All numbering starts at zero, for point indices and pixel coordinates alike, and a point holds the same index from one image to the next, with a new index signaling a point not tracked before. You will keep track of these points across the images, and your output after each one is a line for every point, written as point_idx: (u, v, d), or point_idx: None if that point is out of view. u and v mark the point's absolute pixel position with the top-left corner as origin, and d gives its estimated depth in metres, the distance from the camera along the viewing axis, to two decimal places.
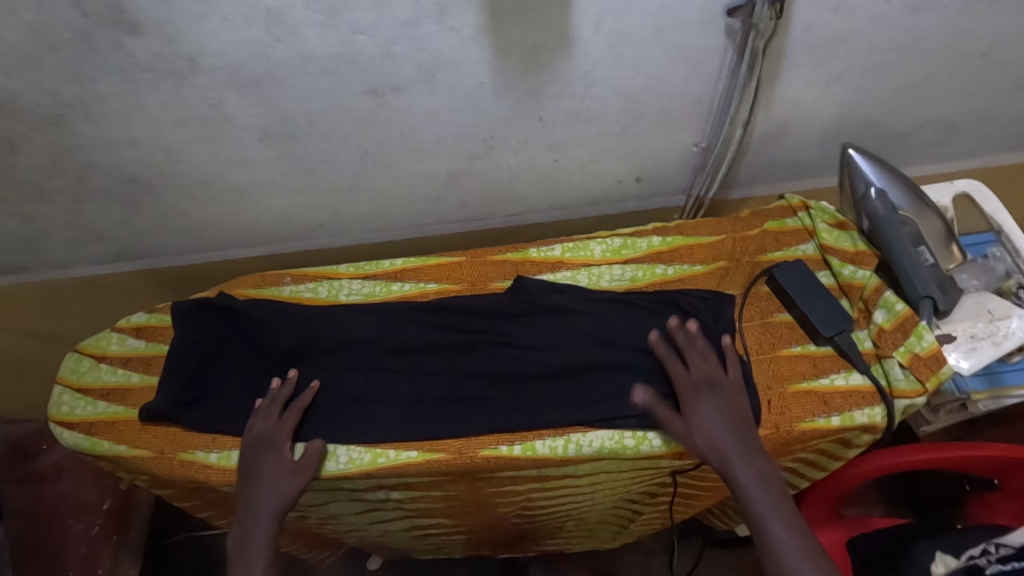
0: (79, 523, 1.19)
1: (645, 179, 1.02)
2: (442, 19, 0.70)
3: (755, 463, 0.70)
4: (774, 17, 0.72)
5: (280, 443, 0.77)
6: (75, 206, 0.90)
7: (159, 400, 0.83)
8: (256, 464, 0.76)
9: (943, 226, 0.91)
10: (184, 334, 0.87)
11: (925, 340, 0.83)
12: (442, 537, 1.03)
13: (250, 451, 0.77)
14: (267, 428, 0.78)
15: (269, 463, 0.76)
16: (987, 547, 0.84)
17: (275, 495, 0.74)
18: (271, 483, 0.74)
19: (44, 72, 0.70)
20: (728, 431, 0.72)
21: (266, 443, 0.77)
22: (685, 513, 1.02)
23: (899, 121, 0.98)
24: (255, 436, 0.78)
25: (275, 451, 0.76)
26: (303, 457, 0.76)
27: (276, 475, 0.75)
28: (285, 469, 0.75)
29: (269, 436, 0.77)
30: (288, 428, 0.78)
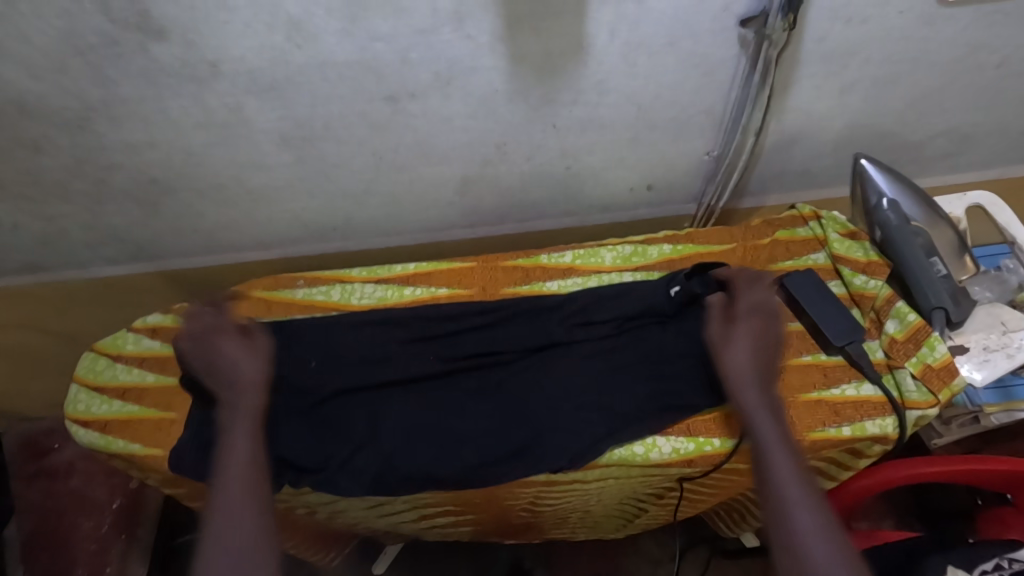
0: (89, 521, 1.20)
1: (656, 187, 1.03)
2: (458, 27, 0.71)
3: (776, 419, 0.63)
4: (788, 28, 0.72)
5: (230, 327, 0.73)
6: (95, 206, 0.92)
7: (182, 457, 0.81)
8: (215, 351, 0.71)
9: (955, 237, 0.91)
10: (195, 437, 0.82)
11: (937, 351, 0.83)
12: (447, 524, 1.00)
13: (199, 344, 0.72)
14: (211, 322, 0.74)
15: (233, 350, 0.71)
16: (999, 562, 0.82)
17: (249, 384, 0.69)
18: (237, 369, 0.70)
19: (70, 75, 0.72)
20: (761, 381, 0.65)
21: (215, 335, 0.72)
22: (693, 510, 1.01)
23: (911, 132, 0.98)
24: (199, 331, 0.73)
25: (226, 334, 0.73)
26: (259, 342, 0.74)
27: (242, 367, 0.70)
28: (244, 352, 0.71)
29: (213, 329, 0.73)
30: (228, 319, 0.74)
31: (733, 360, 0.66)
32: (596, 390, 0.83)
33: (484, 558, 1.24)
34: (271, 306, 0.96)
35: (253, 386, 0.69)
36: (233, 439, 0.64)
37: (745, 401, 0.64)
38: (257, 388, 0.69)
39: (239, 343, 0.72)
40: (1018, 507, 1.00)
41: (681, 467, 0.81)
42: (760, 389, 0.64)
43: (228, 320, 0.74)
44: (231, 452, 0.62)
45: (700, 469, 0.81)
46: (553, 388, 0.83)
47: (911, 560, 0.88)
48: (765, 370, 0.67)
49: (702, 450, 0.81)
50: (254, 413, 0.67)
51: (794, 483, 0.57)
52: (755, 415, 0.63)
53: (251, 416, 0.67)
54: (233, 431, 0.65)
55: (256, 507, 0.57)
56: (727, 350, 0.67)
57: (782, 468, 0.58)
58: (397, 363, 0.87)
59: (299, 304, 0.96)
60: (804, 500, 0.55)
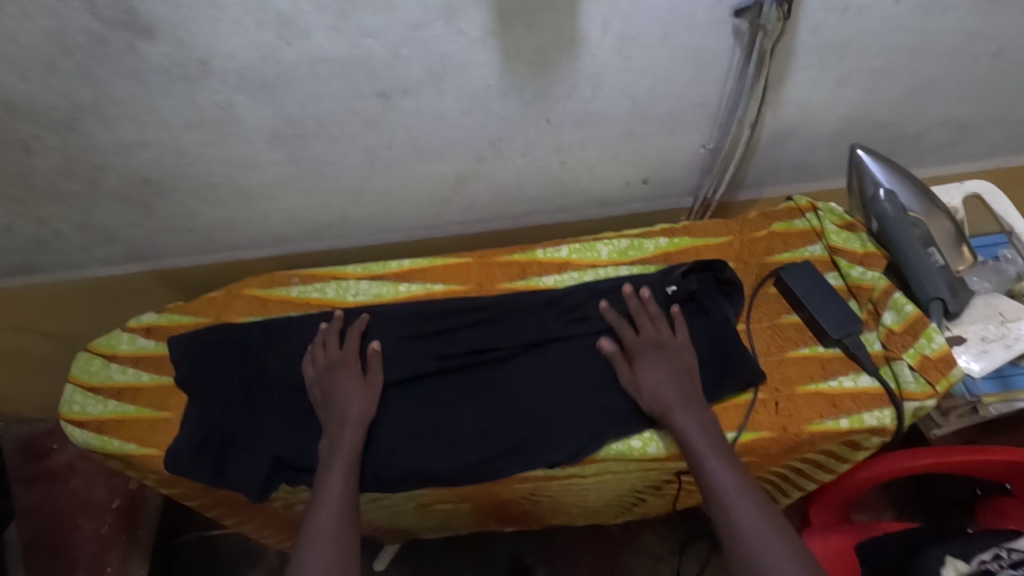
0: (89, 522, 1.20)
1: (652, 180, 1.03)
2: (450, 21, 0.70)
3: (693, 412, 0.76)
4: (783, 18, 0.72)
5: (353, 365, 0.83)
6: (88, 207, 0.91)
7: (177, 454, 0.81)
8: (334, 387, 0.81)
9: (953, 227, 0.90)
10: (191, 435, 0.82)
11: (935, 342, 0.83)
12: (446, 511, 0.98)
13: (324, 377, 0.82)
14: (332, 355, 0.84)
15: (350, 388, 0.81)
16: (997, 552, 0.79)
17: (355, 419, 0.78)
18: (350, 407, 0.79)
19: (59, 75, 0.71)
20: (672, 385, 0.78)
21: (338, 369, 0.83)
22: (691, 500, 1.00)
23: (908, 122, 0.97)
24: (323, 364, 0.83)
25: (348, 372, 0.82)
26: (373, 371, 0.83)
27: (353, 400, 0.80)
28: (359, 393, 0.81)
29: (339, 365, 0.83)
30: (351, 351, 0.85)
31: (656, 394, 0.77)
32: (596, 388, 0.83)
33: (484, 555, 1.24)
34: (267, 304, 0.96)
35: (358, 423, 0.78)
36: (340, 460, 0.74)
37: (676, 424, 0.75)
38: (360, 427, 0.78)
39: (357, 381, 0.82)
40: (1018, 497, 1.00)
41: (679, 461, 0.81)
42: (683, 410, 0.76)
43: (349, 356, 0.84)
44: (333, 474, 0.73)
45: None
46: (551, 384, 0.83)
47: (911, 555, 0.88)
48: (685, 391, 0.78)
49: None
50: (353, 448, 0.76)
51: (729, 483, 0.69)
52: (685, 434, 0.74)
53: (353, 450, 0.75)
54: (333, 462, 0.74)
55: (342, 540, 0.67)
56: (642, 393, 0.79)
57: (716, 472, 0.70)
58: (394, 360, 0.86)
59: (294, 303, 0.95)
60: (731, 484, 0.69)
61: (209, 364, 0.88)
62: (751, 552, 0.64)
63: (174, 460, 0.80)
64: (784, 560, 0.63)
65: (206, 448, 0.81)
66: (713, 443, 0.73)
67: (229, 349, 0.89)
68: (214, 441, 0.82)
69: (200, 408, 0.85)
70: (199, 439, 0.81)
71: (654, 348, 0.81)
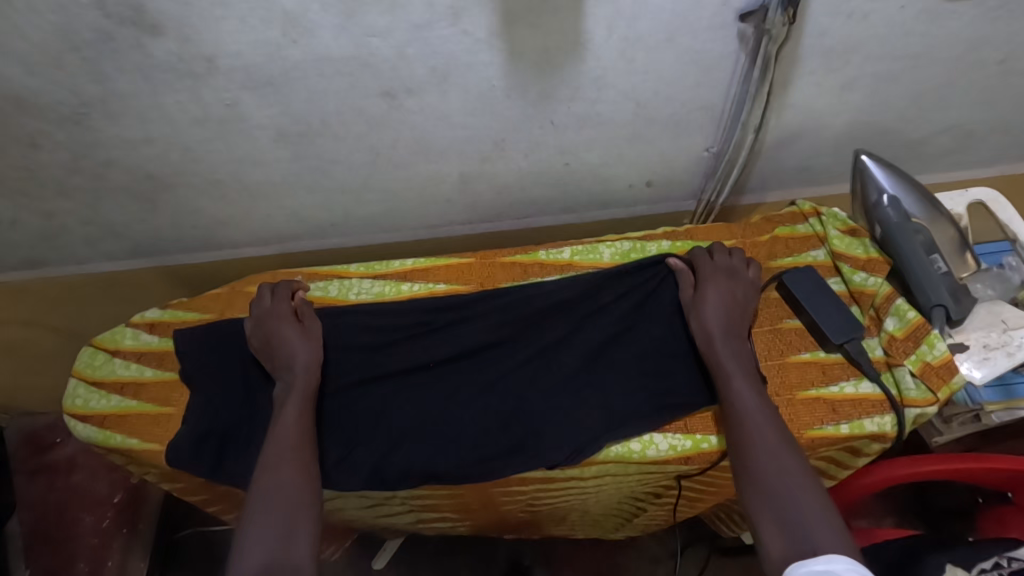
0: (90, 515, 1.20)
1: (655, 183, 1.03)
2: (455, 22, 0.71)
3: (733, 342, 0.79)
4: (788, 23, 0.72)
5: (285, 312, 0.86)
6: (93, 201, 0.92)
7: (178, 446, 0.82)
8: (275, 332, 0.84)
9: (956, 234, 0.90)
10: (193, 427, 0.83)
11: (937, 349, 0.82)
12: (446, 524, 1.00)
13: (258, 327, 0.85)
14: (267, 305, 0.87)
15: (288, 333, 0.83)
16: (998, 561, 0.81)
17: (302, 364, 0.81)
18: (293, 351, 0.82)
19: (66, 71, 0.72)
20: (722, 314, 0.81)
21: (270, 316, 0.86)
22: (690, 512, 1.01)
23: (913, 128, 0.97)
24: (259, 315, 0.86)
25: (284, 319, 0.85)
26: (310, 320, 0.86)
27: (295, 339, 0.83)
28: (298, 337, 0.83)
29: (272, 314, 0.86)
30: (284, 298, 0.88)
31: (704, 322, 0.81)
32: (593, 385, 0.83)
33: (482, 555, 1.24)
34: None
35: (307, 366, 0.81)
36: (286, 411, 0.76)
37: (715, 351, 0.78)
38: (308, 372, 0.80)
39: (293, 326, 0.84)
40: (1018, 506, 1.00)
41: (678, 465, 0.81)
42: (724, 339, 0.79)
43: (282, 306, 0.87)
44: (281, 424, 0.74)
45: (698, 467, 0.81)
46: (555, 383, 0.84)
47: (911, 558, 0.87)
48: (731, 323, 0.81)
49: (702, 449, 0.80)
50: (307, 394, 0.78)
51: (752, 405, 0.72)
52: (720, 359, 0.78)
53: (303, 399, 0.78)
54: (284, 411, 0.76)
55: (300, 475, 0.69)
56: (697, 313, 0.83)
57: (742, 395, 0.73)
58: (401, 359, 0.87)
59: None
60: (752, 402, 0.73)
61: (213, 358, 0.89)
62: (755, 458, 0.68)
63: (174, 455, 0.81)
64: (790, 474, 0.65)
65: (206, 443, 0.82)
66: (744, 371, 0.76)
67: (231, 344, 0.89)
68: (216, 435, 0.82)
69: (201, 404, 0.85)
70: (201, 433, 0.82)
71: (727, 274, 0.86)
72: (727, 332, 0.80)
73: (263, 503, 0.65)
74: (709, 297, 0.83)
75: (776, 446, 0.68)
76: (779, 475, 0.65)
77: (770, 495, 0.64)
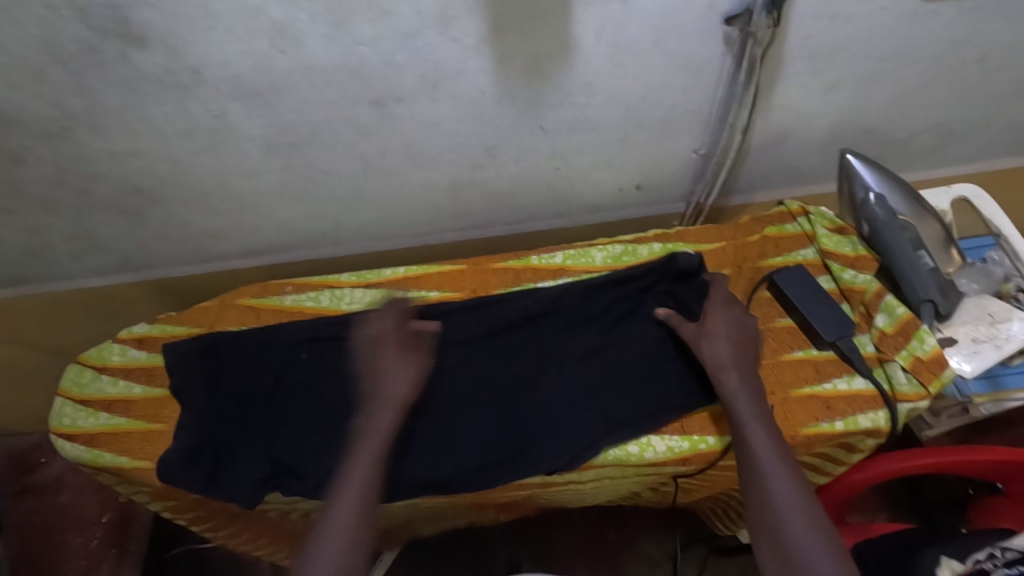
0: (79, 536, 1.17)
1: (645, 186, 1.03)
2: (444, 30, 0.71)
3: (747, 376, 0.75)
4: (772, 26, 0.73)
5: (394, 341, 0.79)
6: (79, 216, 0.91)
7: (168, 461, 0.79)
8: (377, 362, 0.77)
9: (942, 230, 0.90)
10: (184, 444, 0.80)
11: (926, 343, 0.83)
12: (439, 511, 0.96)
13: (367, 352, 0.79)
14: (382, 329, 0.80)
15: (394, 364, 0.76)
16: (992, 551, 0.80)
17: (392, 402, 0.73)
18: (393, 386, 0.75)
19: (50, 85, 0.71)
20: (732, 343, 0.78)
21: (379, 343, 0.79)
22: (689, 496, 0.97)
23: (897, 127, 0.99)
24: (368, 339, 0.80)
25: (393, 348, 0.78)
26: (410, 357, 0.78)
27: (399, 371, 0.76)
28: (399, 371, 0.76)
29: (390, 339, 0.79)
30: (403, 330, 0.80)
31: (714, 351, 0.77)
32: (592, 391, 0.83)
33: (480, 563, 1.22)
34: (260, 313, 0.95)
35: (396, 403, 0.74)
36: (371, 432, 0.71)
37: (727, 382, 0.74)
38: (396, 411, 0.73)
39: (399, 358, 0.77)
40: (1011, 498, 1.01)
41: (676, 466, 0.81)
42: (737, 371, 0.75)
43: (400, 334, 0.79)
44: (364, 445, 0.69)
45: (695, 466, 0.81)
46: (551, 388, 0.84)
47: (908, 555, 0.87)
48: (744, 356, 0.77)
49: (699, 449, 0.81)
50: (383, 434, 0.71)
51: (766, 445, 0.68)
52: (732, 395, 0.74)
53: (382, 433, 0.71)
54: (372, 431, 0.71)
55: (363, 527, 0.64)
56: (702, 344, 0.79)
57: (756, 434, 0.70)
58: None
59: (287, 312, 0.95)
60: (767, 446, 0.68)
61: (203, 369, 0.87)
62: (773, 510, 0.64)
63: (165, 471, 0.78)
64: (812, 529, 0.62)
65: (198, 458, 0.79)
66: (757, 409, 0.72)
67: (248, 346, 0.89)
68: (209, 448, 0.80)
69: (193, 418, 0.83)
70: (193, 447, 0.80)
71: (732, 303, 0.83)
72: (741, 364, 0.76)
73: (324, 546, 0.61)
74: (717, 324, 0.80)
75: (794, 499, 0.64)
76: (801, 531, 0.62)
77: (788, 548, 0.61)
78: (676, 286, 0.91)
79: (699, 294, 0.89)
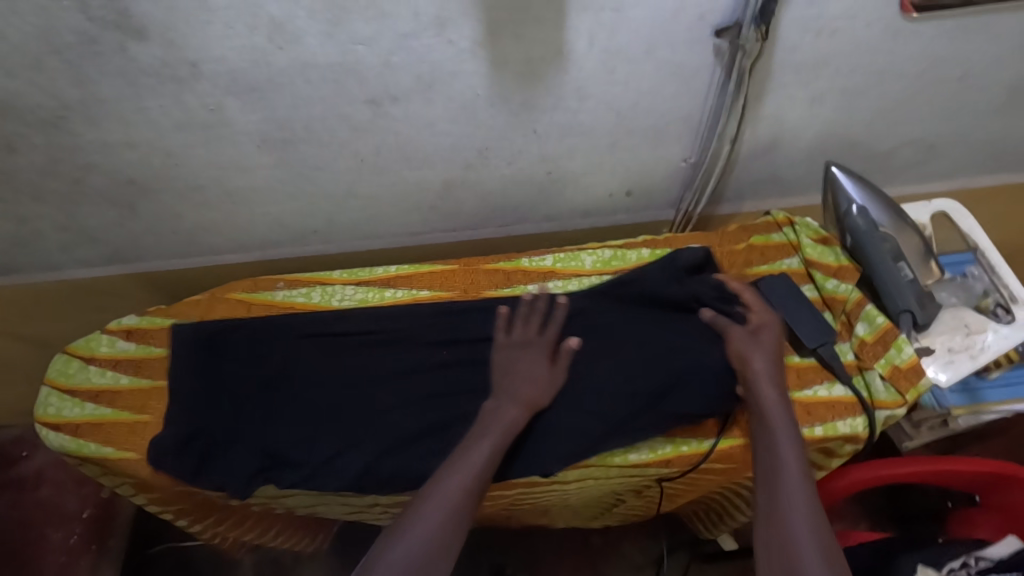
0: (57, 531, 1.17)
1: (635, 193, 1.05)
2: (440, 31, 0.72)
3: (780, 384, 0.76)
4: (760, 38, 0.75)
5: (544, 347, 0.82)
6: (70, 206, 0.91)
7: (160, 446, 0.80)
8: (518, 363, 0.81)
9: (921, 243, 0.93)
10: (173, 432, 0.81)
11: (904, 352, 0.86)
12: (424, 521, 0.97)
13: (507, 353, 0.82)
14: (526, 334, 0.84)
15: (537, 370, 0.80)
16: (966, 560, 0.84)
17: (523, 402, 0.77)
18: (531, 388, 0.78)
19: (47, 74, 0.71)
20: (771, 352, 0.79)
21: (525, 347, 0.83)
22: (673, 502, 0.99)
23: (880, 141, 1.01)
24: (507, 343, 0.83)
25: (538, 356, 0.81)
26: (563, 364, 0.81)
27: (544, 375, 0.80)
28: (545, 378, 0.80)
29: (532, 345, 0.83)
30: (552, 336, 0.83)
31: (754, 357, 0.78)
32: (603, 387, 0.82)
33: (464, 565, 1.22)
34: (250, 307, 0.96)
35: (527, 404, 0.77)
36: (478, 444, 0.72)
37: (760, 385, 0.75)
38: (524, 411, 0.77)
39: (546, 365, 0.81)
40: (986, 508, 1.03)
41: (659, 467, 0.83)
42: (772, 377, 0.76)
43: (546, 337, 0.83)
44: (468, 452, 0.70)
45: (678, 469, 0.83)
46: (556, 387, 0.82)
47: (885, 559, 0.89)
48: (779, 369, 0.78)
49: (681, 451, 0.83)
50: (509, 429, 0.74)
51: (789, 449, 0.69)
52: (766, 404, 0.73)
53: (506, 430, 0.74)
54: (486, 433, 0.73)
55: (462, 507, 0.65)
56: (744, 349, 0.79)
57: (781, 438, 0.70)
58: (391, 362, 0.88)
59: (278, 307, 0.95)
60: (792, 451, 0.69)
61: (203, 356, 0.88)
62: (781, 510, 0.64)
63: (157, 458, 0.80)
64: (814, 537, 0.61)
65: (193, 445, 0.81)
66: (790, 417, 0.72)
67: (228, 346, 0.89)
68: (204, 436, 0.81)
69: (188, 404, 0.84)
70: (187, 434, 0.81)
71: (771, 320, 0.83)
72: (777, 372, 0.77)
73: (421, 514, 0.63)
74: (764, 335, 0.81)
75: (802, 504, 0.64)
76: (810, 541, 0.60)
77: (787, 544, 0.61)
78: (692, 281, 0.90)
79: (717, 295, 0.88)
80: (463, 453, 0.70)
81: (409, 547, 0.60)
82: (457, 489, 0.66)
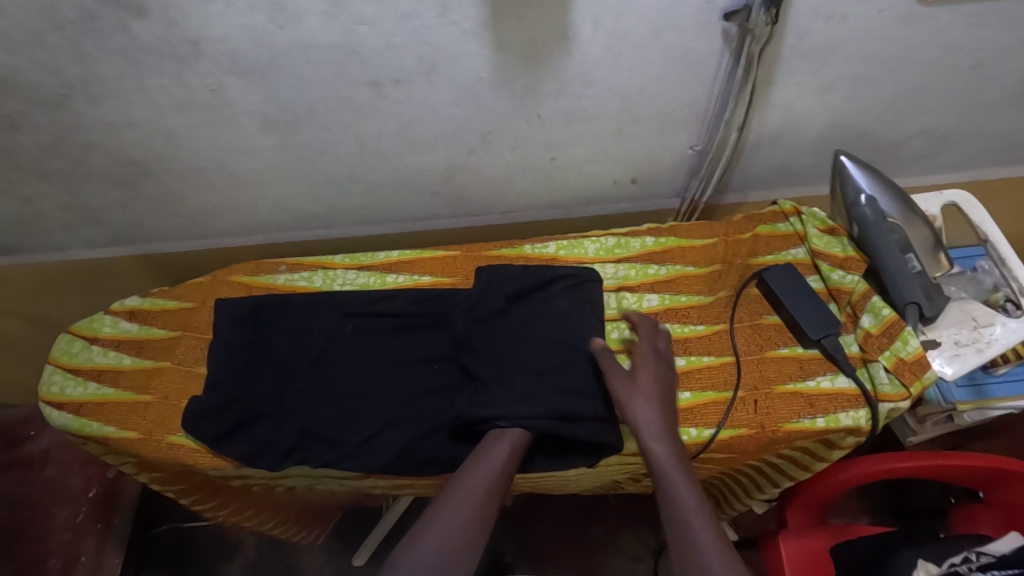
0: (63, 510, 1.17)
1: (640, 180, 1.04)
2: (443, 13, 0.71)
3: (672, 441, 0.74)
4: (770, 22, 0.73)
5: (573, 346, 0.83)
6: (73, 187, 0.91)
7: (191, 416, 0.81)
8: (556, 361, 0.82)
9: (931, 235, 0.91)
10: (201, 404, 0.82)
11: (910, 345, 0.84)
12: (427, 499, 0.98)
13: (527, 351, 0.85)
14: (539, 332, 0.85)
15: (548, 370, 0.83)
16: (968, 556, 0.81)
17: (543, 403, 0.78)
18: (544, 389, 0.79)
19: (48, 51, 0.71)
20: (652, 407, 0.75)
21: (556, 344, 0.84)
22: None
23: (891, 131, 1.00)
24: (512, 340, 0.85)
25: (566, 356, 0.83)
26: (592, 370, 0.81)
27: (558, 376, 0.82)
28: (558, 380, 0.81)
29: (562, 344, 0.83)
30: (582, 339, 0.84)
31: (635, 414, 0.75)
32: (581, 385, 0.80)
33: None
34: (252, 290, 0.96)
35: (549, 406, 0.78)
36: (491, 451, 0.74)
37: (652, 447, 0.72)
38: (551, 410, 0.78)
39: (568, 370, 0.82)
40: (988, 505, 1.02)
41: None
42: (657, 435, 0.73)
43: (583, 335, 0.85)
44: (483, 458, 0.73)
45: None
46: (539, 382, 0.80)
47: (882, 557, 0.88)
48: (666, 421, 0.75)
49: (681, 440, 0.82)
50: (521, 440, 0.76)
51: (688, 498, 0.69)
52: (664, 460, 0.72)
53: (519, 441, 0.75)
54: (504, 431, 0.76)
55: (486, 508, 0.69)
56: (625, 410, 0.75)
57: (680, 490, 0.69)
58: (402, 345, 0.88)
59: (280, 290, 0.95)
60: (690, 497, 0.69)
61: (232, 330, 0.88)
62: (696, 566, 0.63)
63: (188, 427, 0.81)
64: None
65: (223, 418, 0.81)
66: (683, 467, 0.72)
67: (242, 326, 0.89)
68: (233, 411, 0.82)
69: (218, 375, 0.84)
70: (217, 408, 0.82)
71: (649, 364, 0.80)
72: (665, 429, 0.74)
73: (449, 511, 0.67)
74: (638, 398, 0.76)
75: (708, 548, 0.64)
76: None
77: None
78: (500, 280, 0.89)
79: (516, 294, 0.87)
80: (483, 448, 0.75)
81: (442, 542, 0.64)
82: (483, 483, 0.70)
